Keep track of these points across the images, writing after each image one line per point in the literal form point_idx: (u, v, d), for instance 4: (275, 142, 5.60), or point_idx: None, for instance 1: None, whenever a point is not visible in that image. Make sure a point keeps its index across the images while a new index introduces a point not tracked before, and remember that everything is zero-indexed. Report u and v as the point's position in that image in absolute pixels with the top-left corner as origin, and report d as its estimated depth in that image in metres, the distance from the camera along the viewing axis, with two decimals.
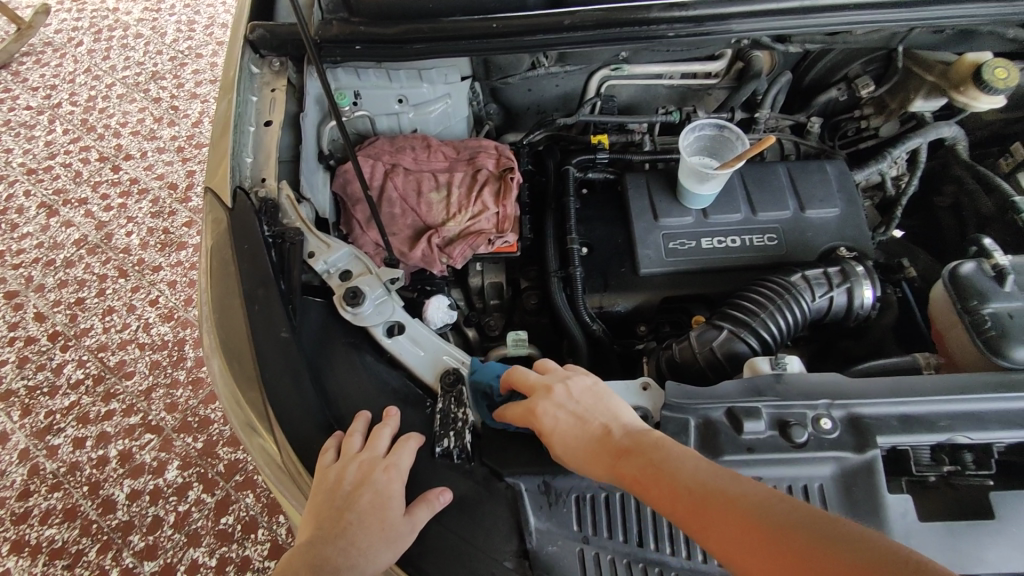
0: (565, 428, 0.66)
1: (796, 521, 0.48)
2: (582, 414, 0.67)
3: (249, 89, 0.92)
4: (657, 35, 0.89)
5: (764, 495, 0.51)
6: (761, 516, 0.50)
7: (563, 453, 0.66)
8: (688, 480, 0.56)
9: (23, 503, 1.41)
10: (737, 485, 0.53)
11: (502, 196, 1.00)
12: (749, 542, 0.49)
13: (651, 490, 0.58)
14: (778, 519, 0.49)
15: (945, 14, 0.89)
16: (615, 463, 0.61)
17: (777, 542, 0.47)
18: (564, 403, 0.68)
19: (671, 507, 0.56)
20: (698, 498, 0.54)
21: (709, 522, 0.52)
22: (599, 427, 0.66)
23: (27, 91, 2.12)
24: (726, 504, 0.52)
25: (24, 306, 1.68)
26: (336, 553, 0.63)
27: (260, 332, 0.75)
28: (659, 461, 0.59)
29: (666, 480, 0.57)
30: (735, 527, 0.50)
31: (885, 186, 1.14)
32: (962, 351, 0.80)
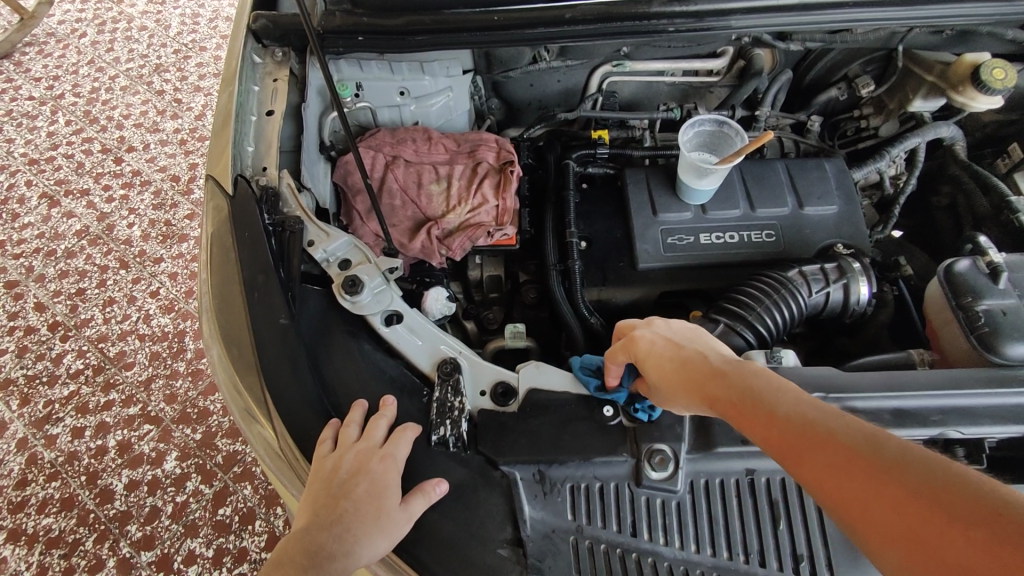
0: (659, 352, 0.66)
1: (905, 460, 0.42)
2: (680, 343, 0.65)
3: (252, 79, 0.92)
4: (657, 30, 0.89)
5: (874, 431, 0.45)
6: (869, 450, 0.44)
7: (655, 375, 0.65)
8: (787, 408, 0.51)
9: (21, 492, 1.42)
10: (841, 420, 0.47)
11: (502, 190, 1.01)
12: (846, 475, 0.44)
13: (744, 417, 0.54)
14: (887, 458, 0.43)
15: (945, 14, 0.90)
16: (705, 385, 0.59)
17: (881, 479, 0.42)
18: (664, 332, 0.68)
19: (763, 431, 0.51)
20: (792, 428, 0.49)
21: (806, 451, 0.47)
22: (694, 354, 0.63)
23: (30, 81, 2.12)
24: (824, 439, 0.46)
25: (25, 296, 1.69)
26: (331, 539, 0.63)
27: (260, 320, 0.76)
28: (753, 387, 0.54)
29: (762, 407, 0.52)
30: (834, 460, 0.45)
31: (883, 185, 1.14)
32: (954, 347, 0.80)
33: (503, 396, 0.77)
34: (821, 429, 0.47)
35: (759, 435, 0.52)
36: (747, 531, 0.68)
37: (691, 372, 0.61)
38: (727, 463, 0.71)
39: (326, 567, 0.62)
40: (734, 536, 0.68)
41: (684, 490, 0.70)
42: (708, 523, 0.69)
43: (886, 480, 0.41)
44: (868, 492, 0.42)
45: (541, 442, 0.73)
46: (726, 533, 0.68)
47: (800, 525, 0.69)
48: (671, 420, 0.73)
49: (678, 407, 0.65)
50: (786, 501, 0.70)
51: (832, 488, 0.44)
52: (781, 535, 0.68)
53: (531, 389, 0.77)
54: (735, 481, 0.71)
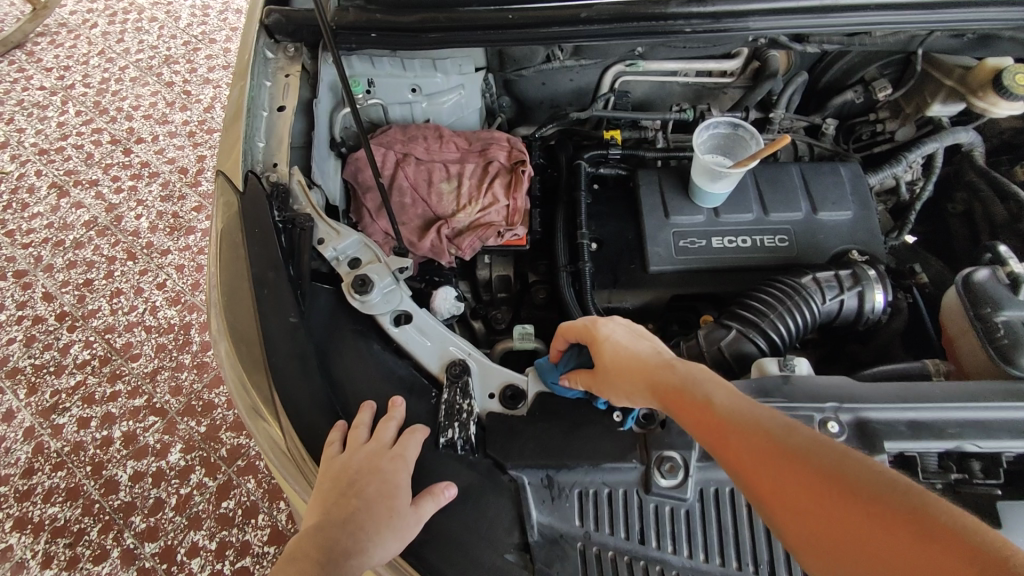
0: (618, 341, 0.66)
1: (828, 451, 0.48)
2: (639, 337, 0.67)
3: (264, 73, 0.92)
4: (673, 30, 0.88)
5: (795, 424, 0.51)
6: (787, 439, 0.50)
7: (607, 361, 0.66)
8: (720, 400, 0.56)
9: (27, 480, 1.43)
10: (767, 413, 0.53)
11: (513, 189, 1.00)
12: (766, 459, 0.49)
13: (683, 407, 0.58)
14: (800, 446, 0.49)
15: (967, 18, 0.88)
16: (654, 374, 0.61)
17: (795, 465, 0.48)
18: (624, 323, 0.69)
19: (695, 420, 0.56)
20: (725, 418, 0.54)
21: (732, 439, 0.52)
22: (649, 347, 0.65)
23: (40, 71, 2.13)
24: (754, 429, 0.51)
25: (33, 285, 1.69)
26: (345, 537, 0.62)
27: (270, 317, 0.75)
28: (694, 379, 0.58)
29: (701, 398, 0.57)
30: (758, 446, 0.50)
31: (899, 190, 1.13)
32: (972, 359, 0.79)
33: (512, 399, 0.77)
34: (753, 420, 0.52)
35: (693, 423, 0.56)
36: (756, 541, 0.68)
37: (645, 362, 0.63)
38: None
39: (342, 564, 0.61)
40: (743, 545, 0.68)
41: (694, 498, 0.69)
42: (718, 532, 0.68)
43: (813, 469, 0.47)
44: (796, 480, 0.47)
45: (550, 447, 0.72)
46: (735, 542, 0.68)
47: None
48: (682, 428, 0.72)
49: (620, 395, 0.66)
50: None
51: (762, 475, 0.49)
52: (791, 546, 0.67)
53: (539, 393, 0.77)
54: (745, 491, 0.70)
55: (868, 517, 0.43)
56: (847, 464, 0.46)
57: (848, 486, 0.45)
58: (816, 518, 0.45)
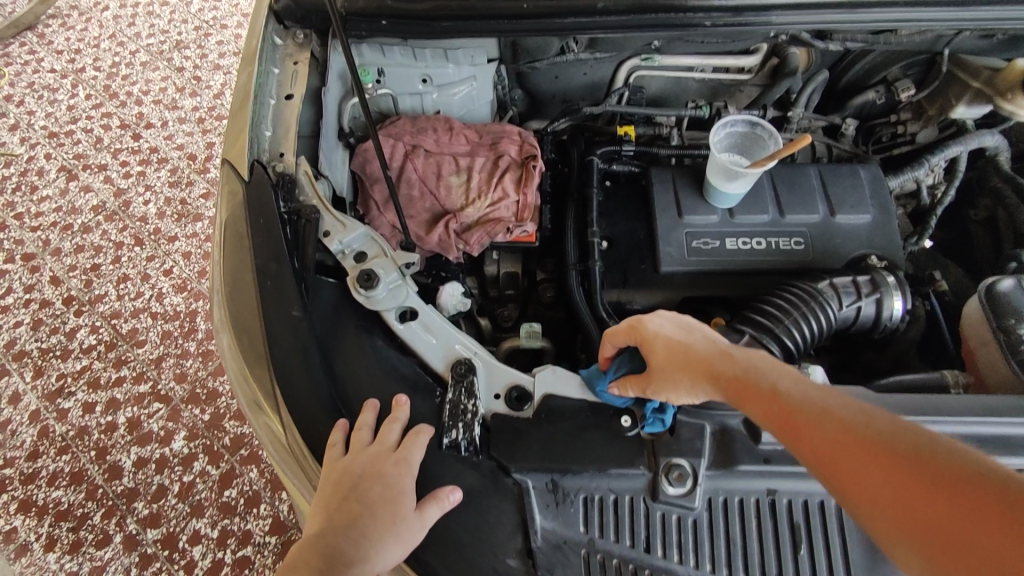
0: (668, 335, 0.66)
1: (914, 439, 0.44)
2: (689, 329, 0.66)
3: (272, 60, 0.90)
4: (693, 23, 0.85)
5: (874, 408, 0.47)
6: (859, 422, 0.47)
7: (660, 358, 0.65)
8: (787, 387, 0.53)
9: (32, 463, 1.43)
10: (845, 402, 0.49)
11: (523, 185, 0.98)
12: (838, 442, 0.47)
13: (746, 395, 0.56)
14: (877, 430, 0.46)
15: (999, 16, 0.85)
16: (711, 365, 0.60)
17: (869, 448, 0.45)
18: (669, 316, 0.69)
19: (761, 408, 0.54)
20: (794, 407, 0.51)
21: (800, 424, 0.50)
22: (700, 337, 0.64)
23: (52, 54, 2.12)
24: (830, 418, 0.48)
25: (41, 269, 1.69)
26: (346, 544, 0.64)
27: (272, 310, 0.74)
28: (757, 368, 0.56)
29: (766, 387, 0.54)
30: (829, 429, 0.48)
31: (919, 194, 1.10)
32: (992, 372, 0.77)
33: (518, 401, 0.75)
34: (827, 410, 0.49)
35: (758, 411, 0.54)
36: (765, 554, 0.66)
37: (701, 355, 0.62)
38: (749, 482, 0.68)
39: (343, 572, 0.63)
40: (751, 557, 0.66)
41: (702, 507, 0.68)
42: (726, 543, 0.66)
43: (895, 459, 0.43)
44: (877, 473, 0.44)
45: (555, 451, 0.70)
46: (743, 554, 0.66)
47: (823, 552, 0.66)
48: (691, 436, 0.71)
49: (679, 391, 0.65)
50: (808, 525, 0.67)
51: (838, 465, 0.46)
52: (801, 561, 0.66)
53: (546, 394, 0.75)
54: (756, 501, 0.68)
55: (959, 511, 0.39)
56: (935, 452, 0.42)
57: (937, 479, 0.41)
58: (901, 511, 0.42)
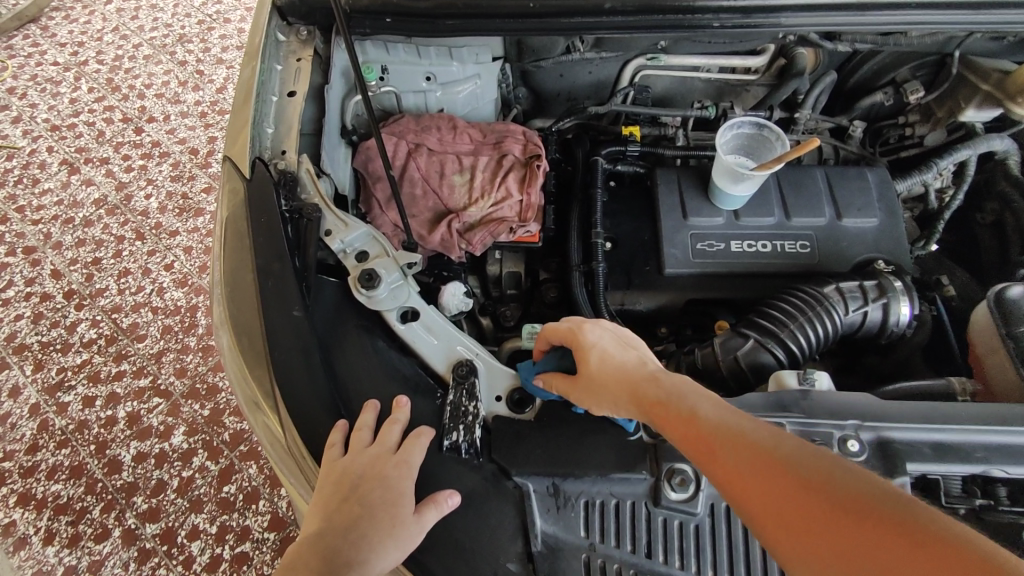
0: (605, 348, 0.67)
1: (817, 462, 0.46)
2: (624, 345, 0.67)
3: (275, 57, 0.89)
4: (701, 24, 0.84)
5: (781, 434, 0.50)
6: (769, 446, 0.49)
7: (592, 367, 0.66)
8: (706, 412, 0.55)
9: (31, 457, 1.43)
10: (754, 425, 0.52)
11: (527, 184, 0.97)
12: (750, 467, 0.49)
13: (667, 418, 0.58)
14: (784, 454, 0.48)
15: (1011, 20, 0.84)
16: (638, 385, 0.62)
17: (777, 473, 0.47)
18: (609, 328, 0.69)
19: (681, 433, 0.56)
20: (711, 432, 0.53)
21: (716, 449, 0.52)
22: (634, 356, 0.66)
23: (55, 46, 2.11)
24: (741, 442, 0.51)
25: (42, 262, 1.69)
26: (346, 546, 0.62)
27: (272, 309, 0.73)
28: (681, 391, 0.58)
29: (686, 410, 0.57)
30: (742, 454, 0.50)
31: (927, 198, 1.09)
32: (1001, 379, 0.76)
33: (519, 404, 0.75)
34: (739, 433, 0.51)
35: (680, 435, 0.56)
36: (767, 560, 0.65)
37: (630, 373, 0.63)
38: None
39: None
40: (752, 564, 0.65)
41: (704, 513, 0.67)
42: (728, 548, 0.66)
43: (799, 483, 0.46)
44: (783, 496, 0.46)
45: (557, 454, 0.69)
46: (745, 560, 0.65)
47: None
48: None
49: (602, 406, 0.66)
50: None
51: (748, 489, 0.48)
52: None
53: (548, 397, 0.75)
54: None
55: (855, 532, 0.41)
56: (835, 474, 0.45)
57: (837, 501, 0.43)
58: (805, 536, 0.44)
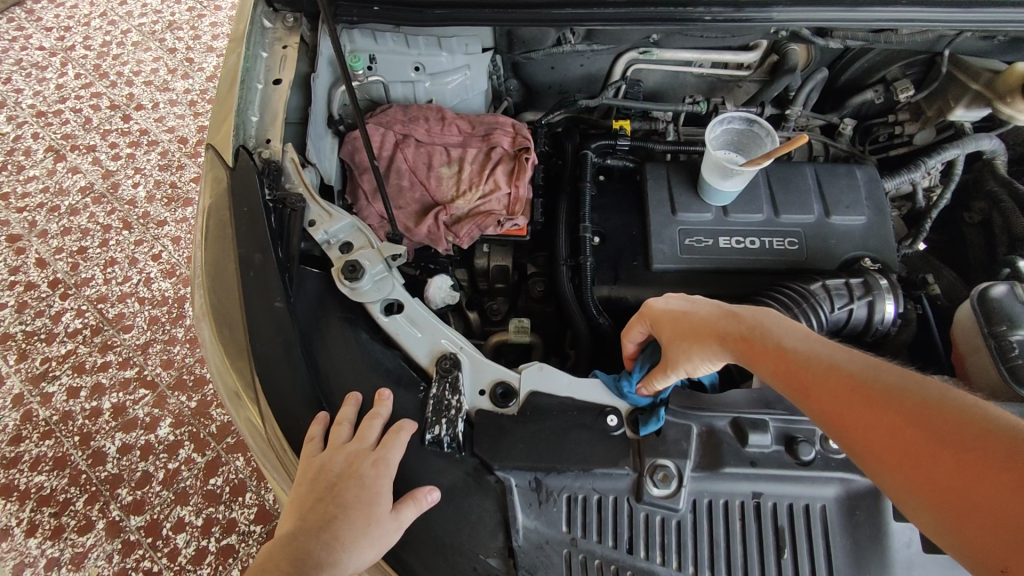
0: (676, 311, 0.67)
1: (921, 393, 0.46)
2: (699, 301, 0.67)
3: (260, 44, 0.87)
4: (692, 18, 0.84)
5: (880, 365, 0.50)
6: (867, 377, 0.49)
7: (669, 332, 0.66)
8: (796, 347, 0.56)
9: (14, 448, 1.41)
10: (849, 357, 0.52)
11: (515, 177, 0.96)
12: (847, 396, 0.50)
13: (756, 356, 0.58)
14: (885, 384, 0.48)
15: (1001, 20, 0.83)
16: (720, 330, 0.62)
17: (877, 403, 0.48)
18: (676, 295, 0.70)
19: (770, 368, 0.57)
20: (804, 366, 0.54)
21: (810, 382, 0.53)
22: (711, 306, 0.65)
23: (41, 31, 2.07)
24: (836, 374, 0.51)
25: (27, 250, 1.66)
26: (318, 547, 0.60)
27: (253, 301, 0.72)
28: (764, 325, 0.59)
29: (772, 344, 0.57)
30: (839, 386, 0.51)
31: (915, 197, 1.09)
32: (982, 379, 0.76)
33: (503, 398, 0.74)
34: (832, 365, 0.52)
35: (769, 370, 0.57)
36: (748, 557, 0.65)
37: (709, 320, 0.63)
38: (734, 484, 0.68)
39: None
40: (733, 559, 0.65)
41: (686, 509, 0.67)
42: (709, 545, 0.66)
43: (901, 412, 0.46)
44: (882, 425, 0.47)
45: (541, 449, 0.69)
46: (725, 557, 0.65)
47: (806, 556, 0.65)
48: (678, 436, 0.70)
49: (693, 360, 0.64)
50: (792, 530, 0.66)
51: (845, 420, 0.50)
52: (784, 565, 0.65)
53: (532, 392, 0.74)
54: (740, 504, 0.67)
55: (956, 459, 0.42)
56: (940, 404, 0.45)
57: (942, 431, 0.44)
58: (907, 465, 0.45)
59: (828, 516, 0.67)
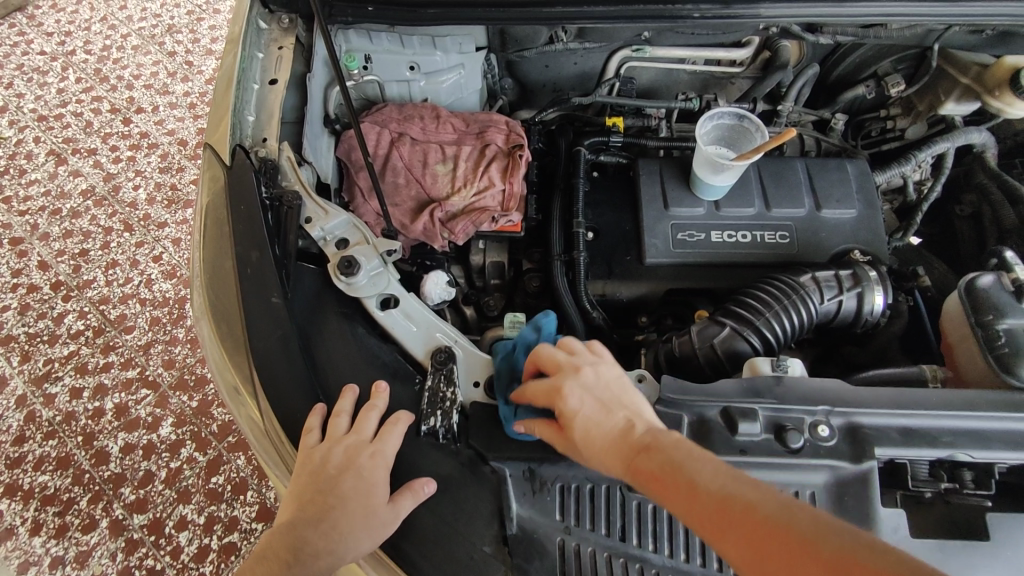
0: (588, 415, 0.63)
1: (833, 538, 0.44)
2: (607, 403, 0.63)
3: (256, 44, 0.89)
4: (681, 14, 0.85)
5: (789, 504, 0.48)
6: (776, 517, 0.47)
7: (578, 438, 0.63)
8: (707, 481, 0.52)
9: (18, 448, 1.43)
10: (757, 493, 0.50)
11: (509, 174, 0.98)
12: (761, 541, 0.47)
13: (666, 490, 0.54)
14: (798, 528, 0.46)
15: (987, 14, 0.84)
16: (632, 458, 0.58)
17: (788, 547, 0.45)
18: (590, 386, 0.65)
19: (684, 506, 0.52)
20: (716, 502, 0.51)
21: (724, 522, 0.49)
22: (622, 419, 0.62)
23: (41, 36, 2.09)
24: (748, 513, 0.48)
25: (29, 253, 1.68)
26: (316, 536, 0.62)
27: (251, 295, 0.73)
28: (677, 456, 0.56)
29: (684, 479, 0.54)
30: (749, 527, 0.48)
31: (906, 190, 1.10)
32: (970, 367, 0.78)
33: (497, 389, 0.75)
34: (742, 503, 0.49)
35: (681, 507, 0.53)
36: None
37: (621, 437, 0.61)
38: None
39: (310, 564, 0.62)
40: None
41: None
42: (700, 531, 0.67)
43: (815, 559, 0.44)
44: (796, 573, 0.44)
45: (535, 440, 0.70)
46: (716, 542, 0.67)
47: None
48: (669, 426, 0.71)
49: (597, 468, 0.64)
50: None
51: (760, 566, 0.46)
52: None
53: None
54: None
55: None
56: (853, 550, 0.43)
57: None
58: None
59: (817, 502, 0.66)
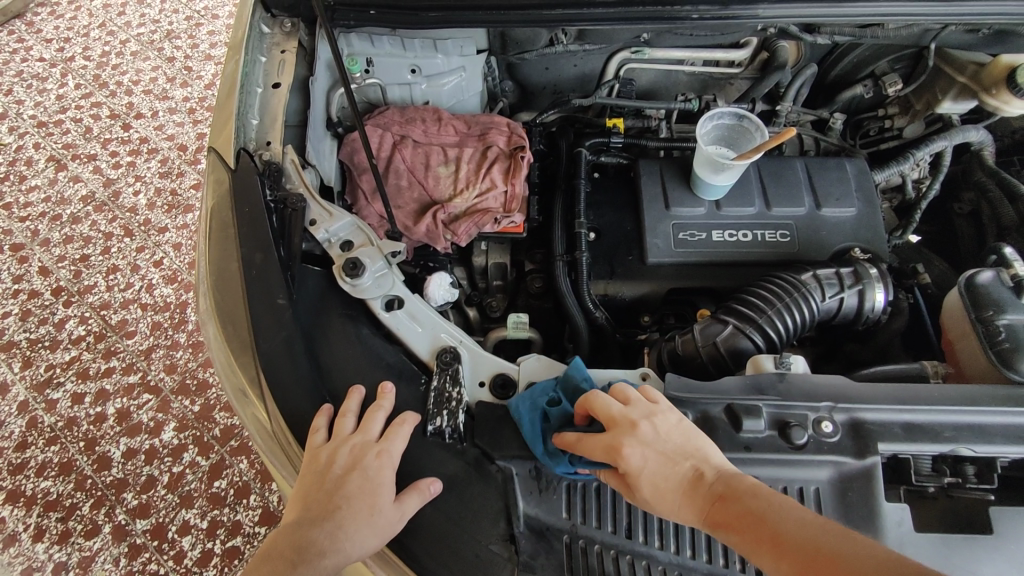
0: (654, 471, 0.60)
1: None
2: (671, 453, 0.61)
3: (259, 49, 0.90)
4: (680, 16, 0.85)
5: (857, 544, 0.50)
6: (853, 560, 0.49)
7: (648, 494, 0.60)
8: (787, 528, 0.53)
9: (20, 454, 1.43)
10: (830, 536, 0.52)
11: (511, 175, 0.99)
12: None
13: (750, 542, 0.54)
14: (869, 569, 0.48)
15: (983, 13, 0.85)
16: (708, 509, 0.58)
17: None
18: (652, 440, 0.61)
19: (771, 558, 0.53)
20: (799, 551, 0.52)
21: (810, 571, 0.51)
22: (690, 468, 0.60)
23: (40, 42, 2.10)
24: (831, 560, 0.50)
25: (29, 259, 1.68)
26: (322, 536, 0.62)
27: (257, 297, 0.74)
28: (754, 505, 0.56)
29: (768, 530, 0.54)
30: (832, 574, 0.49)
31: (905, 188, 1.11)
32: (972, 363, 0.78)
33: (502, 388, 0.76)
34: (824, 549, 0.51)
35: (766, 558, 0.53)
36: None
37: (693, 489, 0.59)
38: None
39: (315, 564, 0.61)
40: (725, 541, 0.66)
41: None
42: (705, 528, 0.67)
43: None
44: None
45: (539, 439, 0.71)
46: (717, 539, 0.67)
47: None
48: None
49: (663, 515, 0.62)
50: None
51: None
52: None
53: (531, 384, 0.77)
54: None
55: None
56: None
57: None
58: None
59: (821, 497, 0.67)
